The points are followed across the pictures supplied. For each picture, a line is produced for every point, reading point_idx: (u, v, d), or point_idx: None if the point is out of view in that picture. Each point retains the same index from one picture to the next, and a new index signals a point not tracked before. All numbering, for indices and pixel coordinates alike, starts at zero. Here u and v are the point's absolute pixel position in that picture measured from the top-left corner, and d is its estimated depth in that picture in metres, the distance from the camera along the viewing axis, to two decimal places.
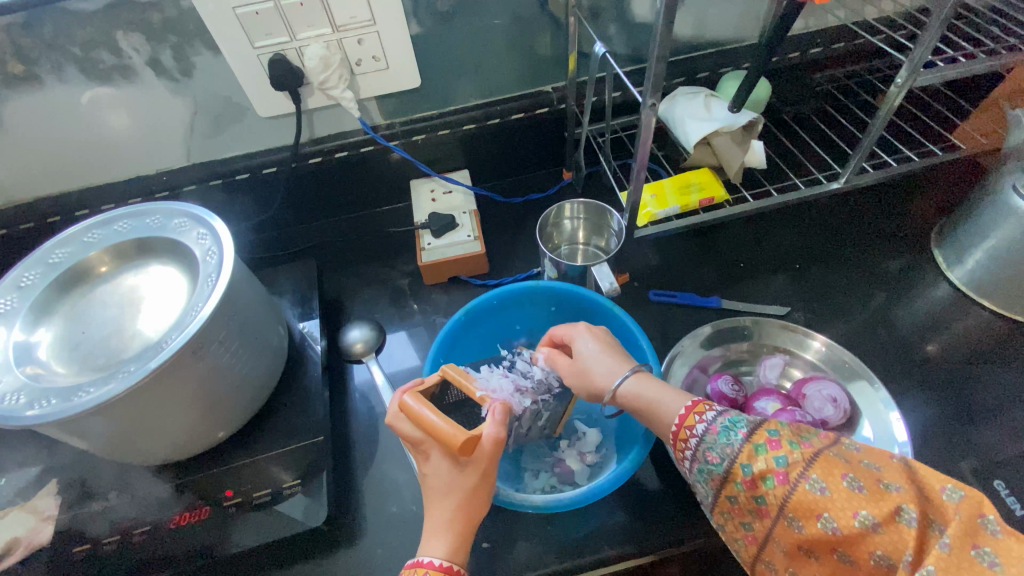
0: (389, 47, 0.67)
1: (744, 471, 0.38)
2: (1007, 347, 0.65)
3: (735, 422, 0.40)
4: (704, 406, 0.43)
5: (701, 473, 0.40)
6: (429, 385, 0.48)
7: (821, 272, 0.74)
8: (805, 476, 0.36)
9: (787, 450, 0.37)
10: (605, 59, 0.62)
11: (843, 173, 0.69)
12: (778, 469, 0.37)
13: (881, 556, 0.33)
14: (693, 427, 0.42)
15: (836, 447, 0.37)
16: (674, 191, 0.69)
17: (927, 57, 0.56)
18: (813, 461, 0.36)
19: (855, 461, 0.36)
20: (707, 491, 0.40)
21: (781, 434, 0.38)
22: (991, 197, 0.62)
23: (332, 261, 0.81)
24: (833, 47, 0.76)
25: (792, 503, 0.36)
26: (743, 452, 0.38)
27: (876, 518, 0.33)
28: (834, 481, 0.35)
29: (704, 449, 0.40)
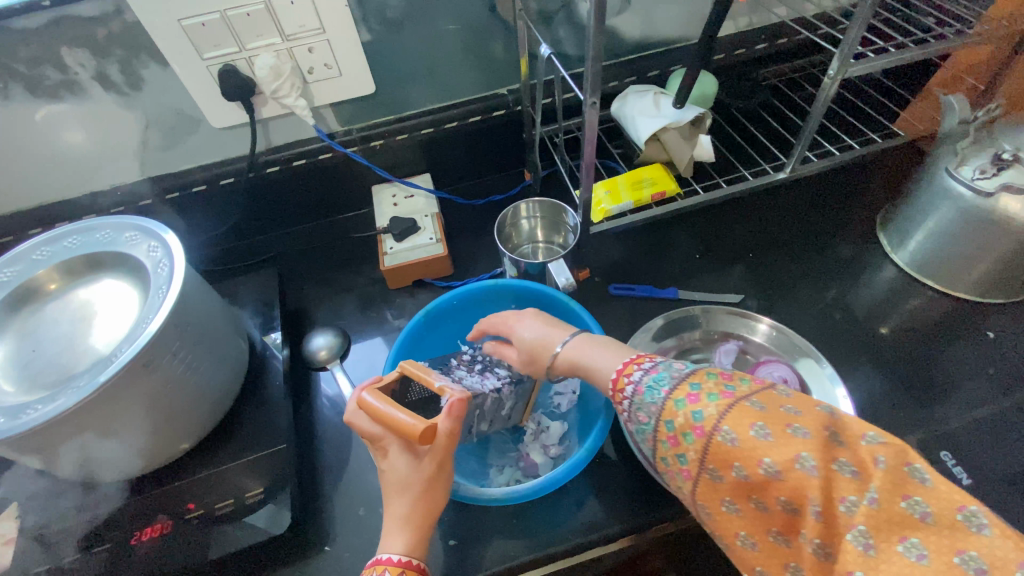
0: (340, 55, 0.67)
1: (667, 427, 0.37)
2: (951, 324, 0.68)
3: (659, 381, 0.40)
4: (639, 361, 0.43)
5: (639, 433, 0.40)
6: (386, 382, 0.48)
7: (774, 259, 0.76)
8: (717, 428, 0.35)
9: (703, 403, 0.36)
10: (552, 61, 0.63)
11: (789, 163, 0.71)
12: (695, 423, 0.36)
13: (787, 502, 0.32)
14: (627, 383, 0.42)
15: (758, 396, 0.35)
16: (628, 187, 0.71)
17: (856, 49, 0.59)
18: (726, 411, 0.35)
19: (773, 409, 0.34)
20: (648, 450, 0.40)
21: (702, 388, 0.37)
22: (927, 180, 0.65)
23: (296, 270, 0.81)
24: (777, 43, 0.79)
25: (710, 454, 0.35)
26: (664, 408, 0.38)
27: (778, 466, 0.32)
28: (742, 431, 0.34)
29: (635, 409, 0.40)
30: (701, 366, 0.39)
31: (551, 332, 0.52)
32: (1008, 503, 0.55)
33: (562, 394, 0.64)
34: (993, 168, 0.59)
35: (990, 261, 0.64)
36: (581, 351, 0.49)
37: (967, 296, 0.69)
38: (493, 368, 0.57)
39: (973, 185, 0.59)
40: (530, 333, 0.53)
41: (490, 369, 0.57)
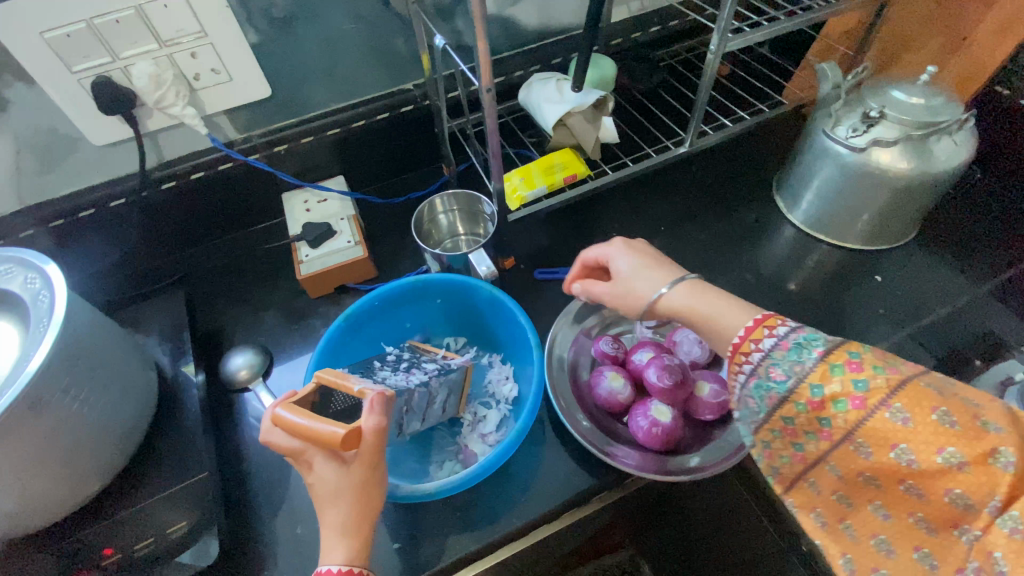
0: (228, 58, 0.64)
1: (812, 392, 0.35)
2: (846, 273, 0.74)
3: (809, 341, 0.37)
4: (774, 321, 0.40)
5: (758, 389, 0.38)
6: (302, 395, 0.46)
7: (686, 230, 0.80)
8: (885, 404, 0.33)
9: (869, 373, 0.34)
10: (448, 52, 0.63)
11: (687, 137, 0.75)
12: (855, 393, 0.34)
13: (959, 495, 0.31)
14: (754, 347, 0.40)
15: (927, 377, 0.34)
16: (540, 172, 0.72)
17: (732, 22, 0.62)
18: (898, 388, 0.33)
19: (951, 395, 0.33)
20: (761, 407, 0.38)
21: (863, 358, 0.35)
22: (810, 143, 0.70)
23: (207, 290, 0.76)
24: (670, 24, 0.84)
25: (864, 428, 0.34)
26: (814, 371, 0.36)
27: (964, 457, 0.31)
28: (921, 413, 0.32)
29: (768, 366, 0.38)
30: (854, 337, 0.37)
31: (658, 273, 0.52)
32: None
33: (497, 381, 0.63)
34: (864, 126, 0.63)
35: (872, 211, 0.69)
36: (696, 298, 0.48)
37: (858, 246, 0.75)
38: (420, 364, 0.56)
39: (848, 143, 0.64)
40: (630, 268, 0.54)
41: (417, 365, 0.56)
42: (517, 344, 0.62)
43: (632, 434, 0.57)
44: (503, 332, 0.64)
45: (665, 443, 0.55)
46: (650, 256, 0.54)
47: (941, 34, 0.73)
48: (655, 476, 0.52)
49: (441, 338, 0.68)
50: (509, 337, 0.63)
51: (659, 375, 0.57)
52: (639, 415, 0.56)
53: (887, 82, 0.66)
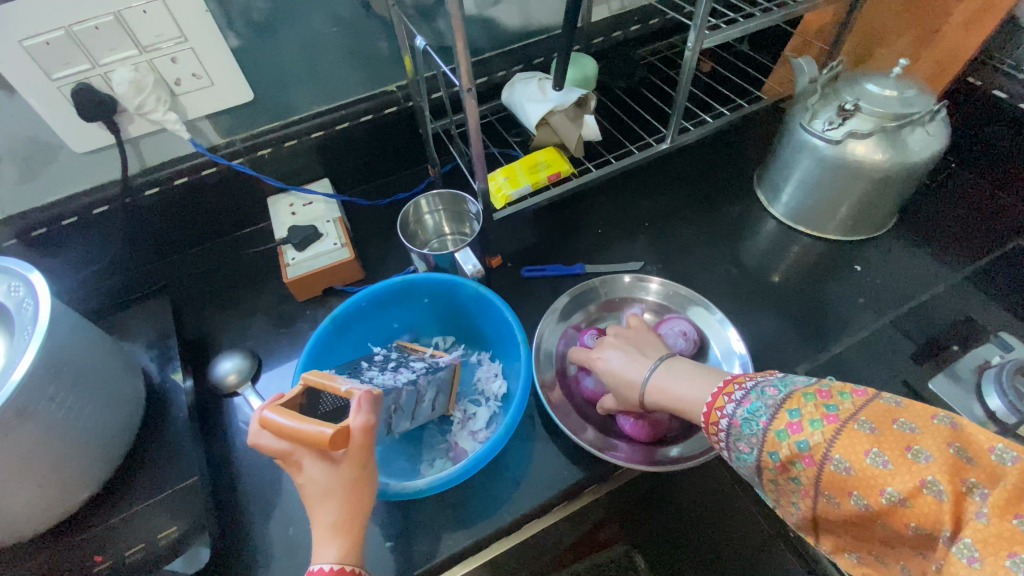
0: (208, 63, 0.64)
1: (772, 458, 0.37)
2: (827, 263, 0.75)
3: (755, 412, 0.39)
4: (741, 379, 0.42)
5: (738, 458, 0.40)
6: (289, 397, 0.45)
7: (670, 226, 0.81)
8: (828, 457, 0.34)
9: (807, 432, 0.35)
10: (429, 53, 0.63)
11: (668, 133, 0.76)
12: (802, 453, 0.35)
13: (917, 528, 0.31)
14: (720, 415, 0.42)
15: (862, 415, 0.34)
16: (525, 171, 0.72)
17: (709, 19, 0.63)
18: (835, 438, 0.34)
19: (884, 429, 0.33)
20: (751, 474, 0.40)
21: (803, 414, 0.36)
22: (789, 137, 0.71)
23: (194, 296, 0.76)
24: (650, 23, 0.86)
25: (823, 481, 0.35)
26: (766, 440, 0.38)
27: (902, 493, 0.31)
28: (856, 459, 0.33)
29: (734, 440, 0.40)
30: (797, 388, 0.38)
31: (641, 359, 0.52)
32: None
33: (485, 379, 0.63)
34: (840, 118, 0.65)
35: (850, 203, 0.71)
36: (672, 382, 0.48)
37: (837, 236, 0.76)
38: (408, 364, 0.56)
39: (825, 136, 0.65)
40: (618, 361, 0.54)
41: (405, 364, 0.56)
42: (504, 341, 0.63)
43: (620, 427, 0.57)
44: (490, 329, 0.65)
45: (652, 435, 0.56)
46: (634, 344, 0.55)
47: (914, 26, 0.74)
48: (643, 467, 0.53)
49: (429, 338, 0.69)
50: (496, 334, 0.64)
51: None
52: (626, 408, 0.57)
53: (861, 76, 0.67)
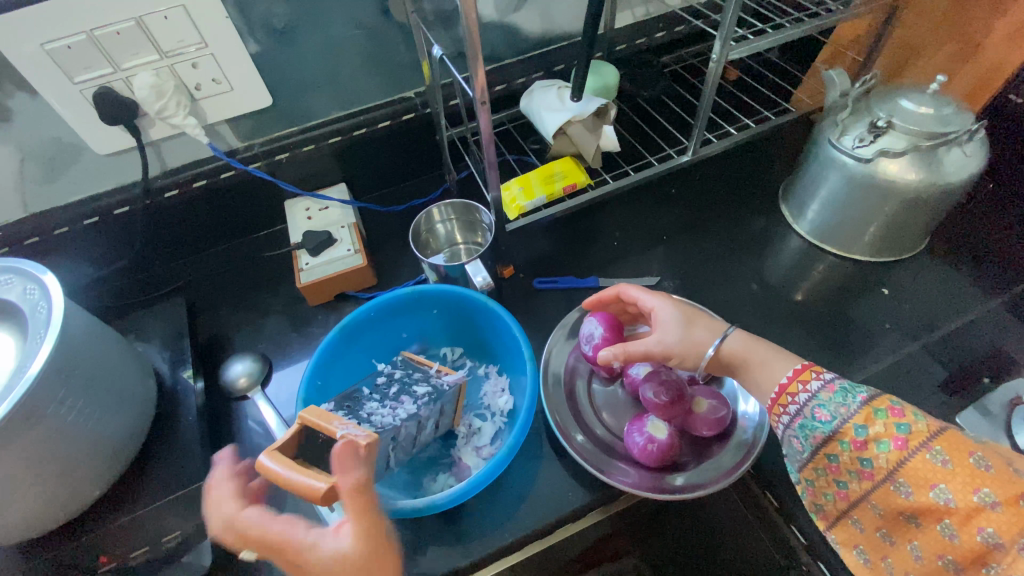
0: (228, 69, 0.64)
1: (858, 432, 0.45)
2: (852, 284, 0.72)
3: (851, 388, 0.47)
4: (816, 369, 0.50)
5: (803, 429, 0.48)
6: (284, 439, 0.43)
7: (689, 239, 0.79)
8: (927, 447, 0.43)
9: (909, 420, 0.44)
10: (445, 62, 0.63)
11: (691, 145, 0.74)
12: (898, 435, 0.44)
13: (989, 532, 0.40)
14: (798, 392, 0.49)
15: (960, 433, 0.43)
16: (540, 181, 0.71)
17: (735, 30, 0.61)
18: (937, 435, 0.43)
19: (981, 447, 0.42)
20: (806, 447, 0.48)
21: (903, 408, 0.45)
22: (816, 152, 0.69)
23: (210, 296, 0.77)
24: (675, 30, 0.84)
25: (905, 468, 0.43)
26: (860, 414, 0.46)
27: (997, 497, 0.40)
28: (957, 456, 0.42)
29: (815, 407, 0.48)
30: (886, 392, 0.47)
31: (703, 324, 0.56)
32: None
33: (492, 394, 0.62)
34: (871, 135, 0.62)
35: (879, 223, 0.68)
36: (751, 346, 0.54)
37: (863, 257, 0.73)
38: (412, 387, 0.54)
39: (854, 154, 0.62)
40: (675, 315, 0.57)
41: (408, 388, 0.54)
42: (512, 357, 0.62)
43: (627, 450, 0.56)
44: (499, 344, 0.63)
45: (661, 460, 0.54)
46: (689, 309, 0.58)
47: (954, 39, 0.71)
48: (651, 495, 0.52)
49: (438, 349, 0.68)
50: (504, 349, 0.63)
51: (655, 390, 0.56)
52: (634, 432, 0.55)
53: (897, 91, 0.64)
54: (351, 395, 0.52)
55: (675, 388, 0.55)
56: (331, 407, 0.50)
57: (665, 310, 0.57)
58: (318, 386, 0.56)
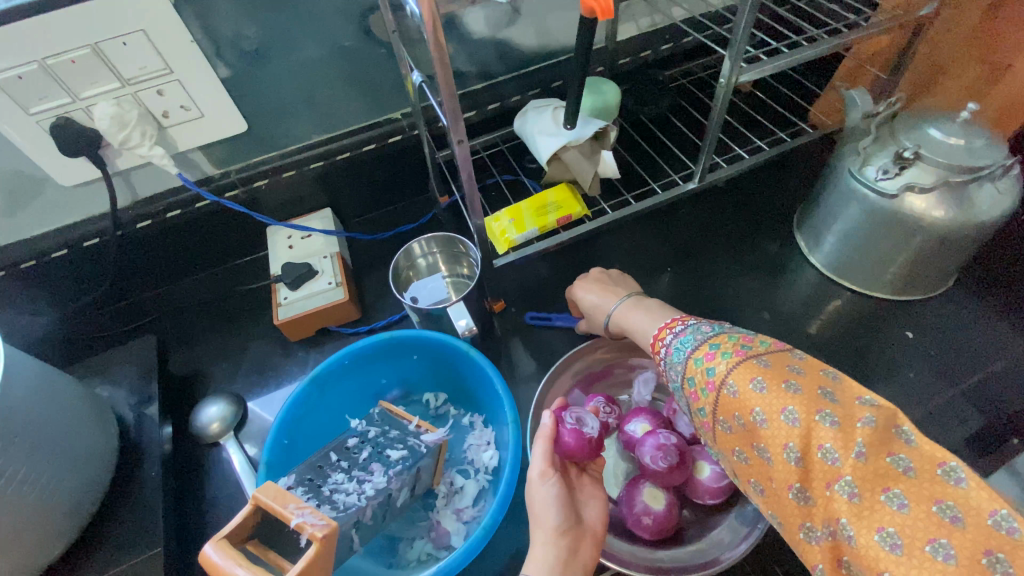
0: (197, 95, 0.60)
1: (691, 381, 0.44)
2: (874, 322, 0.66)
3: (685, 342, 0.46)
4: (676, 322, 0.49)
5: (676, 388, 0.46)
6: (231, 527, 0.39)
7: (696, 270, 0.73)
8: (728, 380, 0.40)
9: (719, 359, 0.41)
10: (424, 88, 0.58)
11: (697, 172, 0.68)
12: (711, 377, 0.41)
13: (792, 449, 0.36)
14: (661, 347, 0.48)
15: (772, 359, 0.40)
16: (532, 213, 0.67)
17: (745, 50, 0.55)
18: (736, 367, 0.40)
19: (778, 367, 0.39)
20: (682, 403, 0.45)
21: (722, 348, 0.42)
22: (835, 180, 0.62)
23: (188, 330, 0.73)
24: (681, 42, 0.79)
25: (723, 405, 0.40)
26: (687, 366, 0.44)
27: (799, 414, 0.36)
28: (747, 384, 0.39)
29: (667, 367, 0.47)
30: (724, 332, 0.44)
31: (605, 296, 0.58)
32: None
33: (477, 447, 0.58)
34: (897, 167, 0.56)
35: (902, 260, 0.62)
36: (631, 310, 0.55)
37: (885, 294, 0.67)
38: (385, 450, 0.50)
39: (877, 187, 0.56)
40: (592, 297, 0.59)
41: (380, 453, 0.50)
42: (497, 410, 0.57)
43: (621, 519, 0.51)
44: (484, 394, 0.59)
45: (657, 534, 0.49)
46: (605, 281, 0.60)
47: (990, 53, 0.64)
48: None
49: (421, 394, 0.64)
50: (489, 400, 0.58)
51: (652, 457, 0.50)
52: (628, 501, 0.50)
53: (924, 118, 0.58)
54: (315, 465, 0.48)
55: (674, 456, 0.49)
56: (292, 480, 0.45)
57: (584, 291, 0.61)
58: (285, 445, 0.53)
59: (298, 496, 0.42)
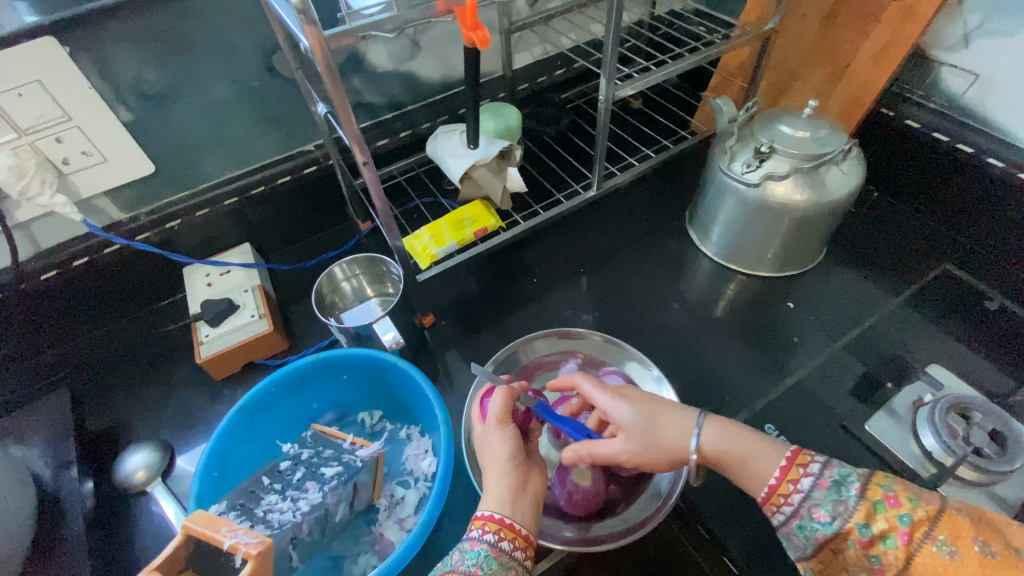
0: (99, 141, 0.60)
1: (860, 531, 0.36)
2: (765, 299, 0.74)
3: (844, 478, 0.39)
4: (806, 455, 0.41)
5: (802, 529, 0.39)
6: (160, 559, 0.38)
7: (609, 269, 0.79)
8: (931, 537, 0.35)
9: (909, 507, 0.36)
10: (330, 118, 0.61)
11: (594, 180, 0.75)
12: (902, 528, 0.35)
13: None
14: (792, 488, 0.40)
15: (958, 507, 0.36)
16: (450, 228, 0.71)
17: (617, 67, 0.63)
18: (939, 519, 0.35)
19: (981, 523, 0.35)
20: (806, 545, 0.39)
21: (899, 492, 0.37)
22: (712, 178, 0.71)
23: (106, 383, 0.71)
24: (573, 66, 0.87)
25: (914, 565, 0.35)
26: (860, 511, 0.37)
27: None
28: (964, 545, 0.34)
29: (812, 506, 0.39)
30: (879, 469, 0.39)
31: (670, 414, 0.48)
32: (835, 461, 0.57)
33: (414, 457, 0.60)
34: (757, 161, 0.64)
35: (778, 242, 0.71)
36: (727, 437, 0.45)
37: (769, 273, 0.76)
38: (319, 469, 0.52)
39: (744, 179, 0.64)
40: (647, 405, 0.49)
41: (314, 471, 0.51)
42: (428, 417, 0.60)
43: (555, 501, 0.54)
44: (415, 403, 0.61)
45: (588, 508, 0.53)
46: (646, 396, 0.50)
47: (825, 62, 0.76)
48: (585, 548, 0.49)
49: (356, 414, 0.65)
50: (420, 408, 0.60)
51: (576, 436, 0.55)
52: (559, 483, 0.54)
53: (775, 117, 0.67)
54: (249, 499, 0.48)
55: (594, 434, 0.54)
56: (224, 506, 0.47)
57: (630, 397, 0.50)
58: (216, 479, 0.53)
59: (229, 521, 0.43)
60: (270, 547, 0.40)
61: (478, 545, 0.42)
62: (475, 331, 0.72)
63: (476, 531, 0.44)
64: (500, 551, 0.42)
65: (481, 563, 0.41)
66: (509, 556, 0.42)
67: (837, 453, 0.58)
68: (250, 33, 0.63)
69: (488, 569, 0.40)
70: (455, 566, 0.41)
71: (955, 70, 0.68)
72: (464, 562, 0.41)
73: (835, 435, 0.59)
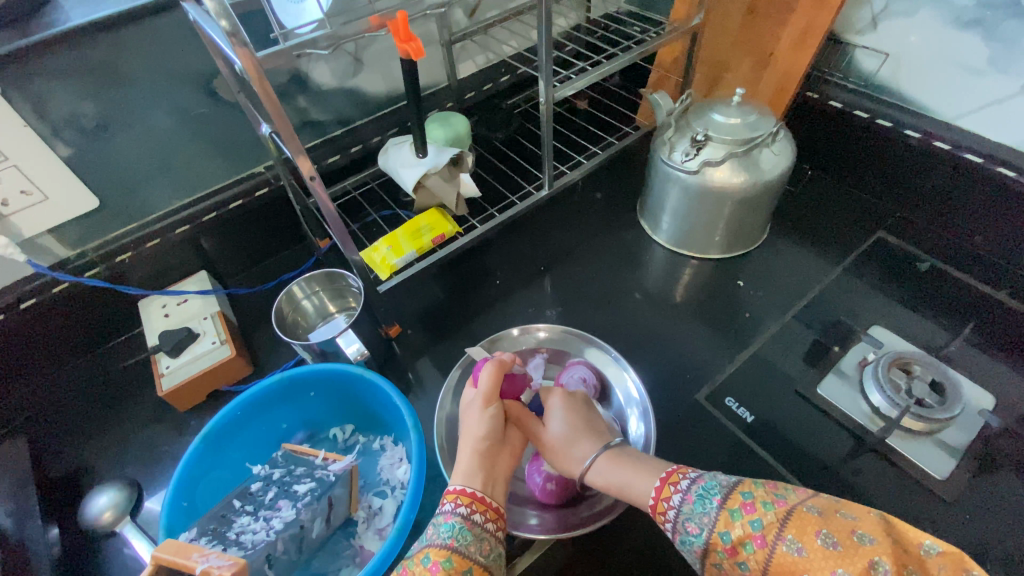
0: (39, 179, 0.59)
1: (724, 539, 0.38)
2: (719, 279, 0.77)
3: (709, 490, 0.42)
4: (683, 471, 0.45)
5: (684, 544, 0.41)
6: None
7: (569, 263, 0.81)
8: (780, 537, 0.35)
9: (761, 512, 0.37)
10: (274, 137, 0.61)
11: (545, 179, 0.78)
12: (754, 533, 0.37)
13: None
14: (668, 505, 0.43)
15: (810, 502, 0.37)
16: (407, 238, 0.72)
17: (554, 67, 0.65)
18: (786, 520, 0.36)
19: (832, 515, 0.35)
20: (694, 561, 0.41)
21: (755, 497, 0.39)
22: (655, 171, 0.74)
23: (65, 426, 0.68)
24: (517, 72, 0.90)
25: (773, 567, 0.35)
26: (719, 520, 0.39)
27: None
28: (809, 541, 0.34)
29: (684, 520, 0.41)
30: (746, 476, 0.41)
31: (592, 431, 0.52)
32: (795, 425, 0.60)
33: (389, 467, 0.60)
34: (694, 150, 0.67)
35: (723, 225, 0.74)
36: (629, 462, 0.49)
37: (718, 256, 0.79)
38: (292, 487, 0.52)
39: (684, 168, 0.67)
40: (579, 421, 0.53)
41: (287, 489, 0.51)
42: (399, 425, 0.60)
43: (531, 492, 0.56)
44: (385, 413, 0.61)
45: (564, 495, 0.54)
46: (583, 416, 0.54)
47: (749, 52, 0.80)
48: (564, 534, 0.50)
49: (327, 431, 0.65)
50: (391, 417, 0.61)
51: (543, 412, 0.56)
52: (534, 472, 0.56)
53: (709, 107, 0.71)
54: (221, 524, 0.48)
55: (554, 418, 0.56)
56: (194, 533, 0.47)
57: (572, 408, 0.55)
58: (186, 508, 0.53)
59: (200, 549, 0.41)
60: (247, 569, 0.39)
61: (451, 518, 0.44)
62: (443, 337, 0.73)
63: (449, 505, 0.46)
64: (473, 523, 0.44)
65: (456, 535, 0.43)
66: (481, 527, 0.44)
67: (792, 418, 0.61)
68: (187, 60, 0.63)
69: (463, 540, 0.42)
70: (431, 540, 0.43)
71: (868, 51, 0.73)
72: (438, 536, 0.43)
73: (793, 402, 0.62)
